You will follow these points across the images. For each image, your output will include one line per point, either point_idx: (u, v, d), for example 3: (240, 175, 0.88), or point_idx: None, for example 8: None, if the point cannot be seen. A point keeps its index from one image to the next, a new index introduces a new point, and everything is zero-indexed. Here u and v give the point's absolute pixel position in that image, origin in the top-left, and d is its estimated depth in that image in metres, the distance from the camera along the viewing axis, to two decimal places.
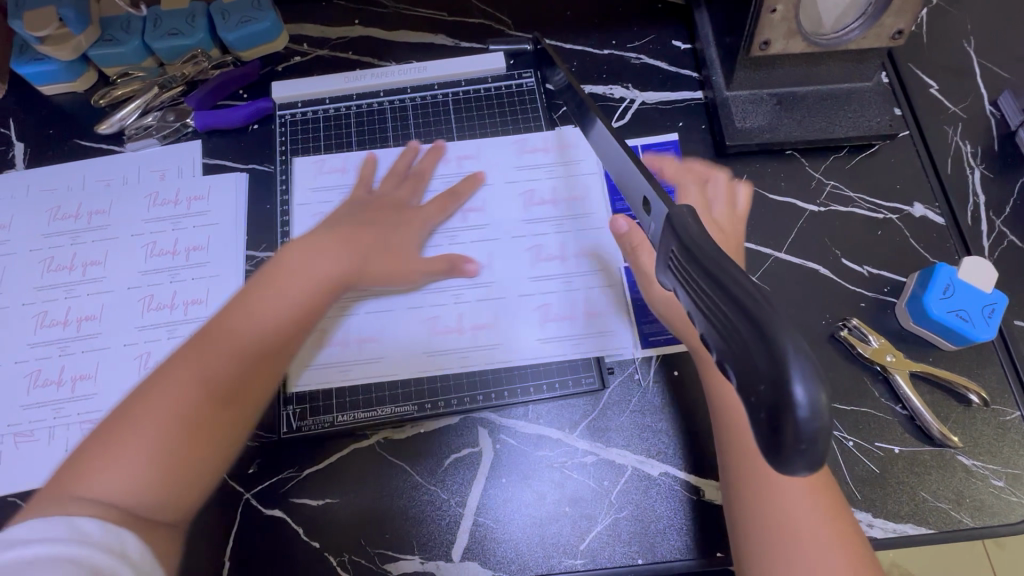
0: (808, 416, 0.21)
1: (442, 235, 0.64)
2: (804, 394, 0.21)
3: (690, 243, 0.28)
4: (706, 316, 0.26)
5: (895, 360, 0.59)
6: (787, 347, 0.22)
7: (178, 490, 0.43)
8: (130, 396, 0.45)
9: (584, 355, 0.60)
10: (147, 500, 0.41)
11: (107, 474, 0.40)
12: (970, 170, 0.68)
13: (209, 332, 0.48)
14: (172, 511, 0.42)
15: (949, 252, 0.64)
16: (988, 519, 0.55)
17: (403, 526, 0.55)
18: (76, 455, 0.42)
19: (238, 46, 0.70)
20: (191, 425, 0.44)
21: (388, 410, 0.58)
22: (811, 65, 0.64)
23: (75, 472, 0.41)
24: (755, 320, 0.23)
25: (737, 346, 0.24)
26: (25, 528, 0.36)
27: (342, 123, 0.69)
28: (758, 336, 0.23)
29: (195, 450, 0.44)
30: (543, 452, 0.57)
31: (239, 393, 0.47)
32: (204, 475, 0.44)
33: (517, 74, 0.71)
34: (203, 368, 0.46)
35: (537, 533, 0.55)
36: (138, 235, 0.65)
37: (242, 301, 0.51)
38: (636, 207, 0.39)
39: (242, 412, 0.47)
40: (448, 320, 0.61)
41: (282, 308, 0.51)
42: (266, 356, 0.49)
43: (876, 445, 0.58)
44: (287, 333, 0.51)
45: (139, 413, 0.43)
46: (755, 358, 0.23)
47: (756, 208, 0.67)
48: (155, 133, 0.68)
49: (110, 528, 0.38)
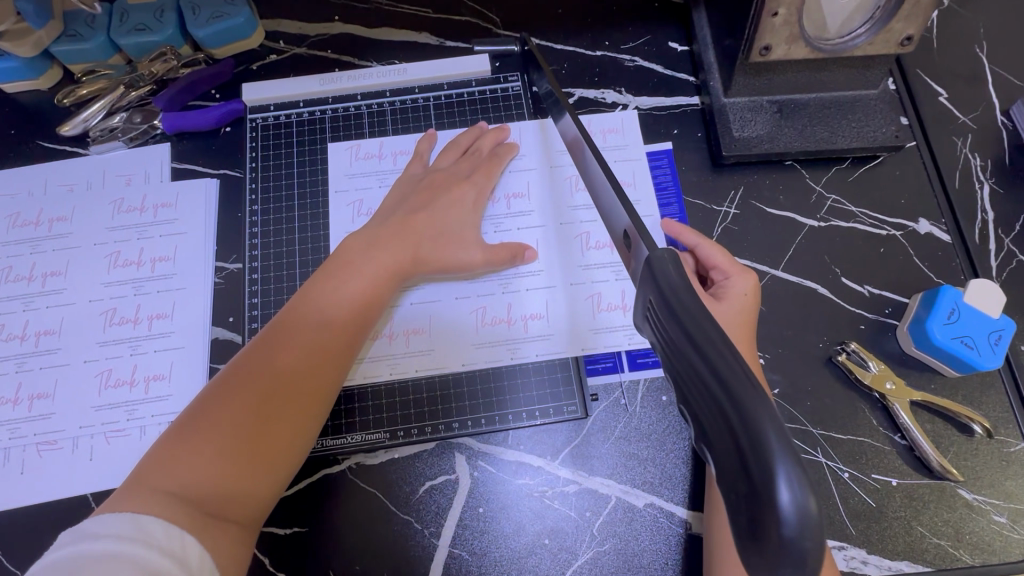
0: (794, 523, 0.20)
1: (486, 222, 0.61)
2: (789, 498, 0.20)
3: (669, 295, 0.26)
4: (686, 382, 0.25)
5: (894, 388, 0.56)
6: (769, 439, 0.20)
7: (243, 488, 0.44)
8: (204, 391, 0.47)
9: (637, 346, 0.58)
10: (206, 495, 0.42)
11: (178, 469, 0.43)
12: (979, 184, 0.64)
13: (278, 329, 0.50)
14: (240, 511, 0.44)
15: (954, 272, 0.61)
16: (989, 557, 0.53)
17: (373, 557, 0.53)
18: (152, 449, 0.45)
19: (210, 43, 0.67)
20: (257, 424, 0.45)
21: (358, 437, 0.56)
22: (814, 71, 0.60)
23: (151, 471, 0.43)
24: (734, 404, 0.21)
25: (717, 428, 0.22)
26: (101, 521, 0.38)
27: (317, 128, 0.66)
28: (737, 421, 0.21)
29: (260, 446, 0.45)
30: (523, 480, 0.54)
31: (304, 389, 0.48)
32: (271, 472, 0.46)
33: (503, 78, 0.67)
34: (271, 364, 0.48)
35: (515, 566, 0.52)
36: (102, 244, 0.62)
37: (308, 297, 0.52)
38: (618, 241, 0.39)
39: (303, 411, 0.48)
40: (497, 310, 0.59)
41: (343, 303, 0.52)
42: (331, 351, 0.50)
43: (872, 476, 0.55)
44: (343, 332, 0.51)
45: (211, 408, 0.45)
46: (737, 445, 0.21)
47: (753, 222, 0.63)
48: (121, 136, 0.65)
49: (174, 532, 0.39)
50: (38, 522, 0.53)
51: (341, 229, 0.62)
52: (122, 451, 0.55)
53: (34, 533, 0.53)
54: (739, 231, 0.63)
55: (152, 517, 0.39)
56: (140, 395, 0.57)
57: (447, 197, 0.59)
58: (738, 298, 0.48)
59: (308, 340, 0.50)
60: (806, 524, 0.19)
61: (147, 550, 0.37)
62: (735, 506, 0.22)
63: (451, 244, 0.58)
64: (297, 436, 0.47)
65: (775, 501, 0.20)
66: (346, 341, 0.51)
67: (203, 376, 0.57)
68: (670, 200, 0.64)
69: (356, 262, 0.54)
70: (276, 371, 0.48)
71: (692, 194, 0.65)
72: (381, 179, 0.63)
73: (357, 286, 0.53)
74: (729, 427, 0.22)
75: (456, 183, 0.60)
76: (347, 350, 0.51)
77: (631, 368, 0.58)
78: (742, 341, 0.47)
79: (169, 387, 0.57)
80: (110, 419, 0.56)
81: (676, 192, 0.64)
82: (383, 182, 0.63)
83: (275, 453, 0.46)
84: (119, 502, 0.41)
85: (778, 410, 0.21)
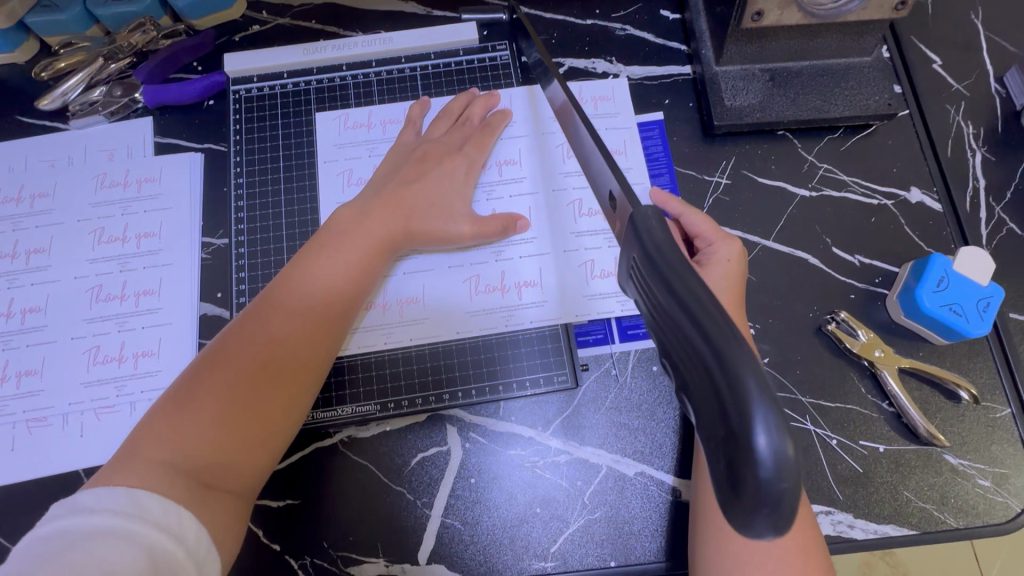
0: (772, 470, 0.19)
1: (476, 190, 0.61)
2: (765, 443, 0.19)
3: (652, 250, 0.26)
4: (669, 341, 0.24)
5: (883, 355, 0.56)
6: (750, 389, 0.20)
7: (239, 458, 0.44)
8: (196, 360, 0.47)
9: (629, 314, 0.58)
10: (203, 465, 0.42)
11: (174, 439, 0.42)
12: (971, 152, 0.64)
13: (268, 301, 0.49)
14: (236, 480, 0.44)
15: (945, 241, 0.61)
16: (972, 519, 0.53)
17: (367, 527, 0.53)
18: (146, 419, 0.44)
19: (190, 13, 0.65)
20: (254, 391, 0.45)
21: (350, 409, 0.55)
22: (807, 38, 0.59)
23: (145, 440, 0.42)
24: (715, 353, 0.21)
25: (694, 380, 0.22)
26: (96, 494, 0.38)
27: (302, 100, 0.64)
28: (719, 369, 0.21)
29: (257, 418, 0.45)
30: (514, 451, 0.55)
31: (300, 360, 0.48)
32: (268, 441, 0.46)
33: (491, 47, 0.66)
34: (266, 335, 0.47)
35: (506, 535, 0.53)
36: (85, 220, 0.61)
37: (301, 268, 0.51)
38: (605, 204, 0.38)
39: (298, 380, 0.48)
40: (491, 278, 0.58)
41: (338, 274, 0.52)
42: (326, 322, 0.50)
43: (860, 443, 0.55)
44: (337, 304, 0.51)
45: (206, 378, 0.45)
46: (717, 394, 0.21)
47: (745, 193, 0.63)
48: (101, 110, 0.63)
49: (170, 508, 0.39)
50: (31, 497, 0.53)
51: (331, 200, 0.61)
52: (113, 427, 0.55)
53: (28, 509, 0.53)
54: (731, 202, 0.63)
55: (148, 491, 0.39)
56: (128, 371, 0.56)
57: (440, 170, 0.58)
58: (722, 264, 0.48)
59: (303, 311, 0.49)
60: (784, 468, 0.19)
61: (144, 527, 0.37)
62: (714, 451, 0.21)
63: (442, 216, 0.57)
64: (294, 407, 0.47)
65: (753, 445, 0.20)
66: (341, 312, 0.51)
67: (192, 352, 0.57)
68: (661, 170, 0.64)
69: (348, 234, 0.53)
70: (272, 342, 0.47)
71: (684, 165, 0.64)
72: (371, 148, 0.62)
73: (350, 255, 0.52)
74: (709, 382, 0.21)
75: (447, 156, 0.59)
76: (341, 320, 0.51)
77: (622, 339, 0.57)
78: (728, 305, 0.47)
79: (157, 363, 0.57)
80: (100, 395, 0.56)
81: (668, 162, 0.64)
82: (372, 152, 0.62)
83: (272, 423, 0.46)
84: (113, 475, 0.40)
85: (759, 362, 0.21)
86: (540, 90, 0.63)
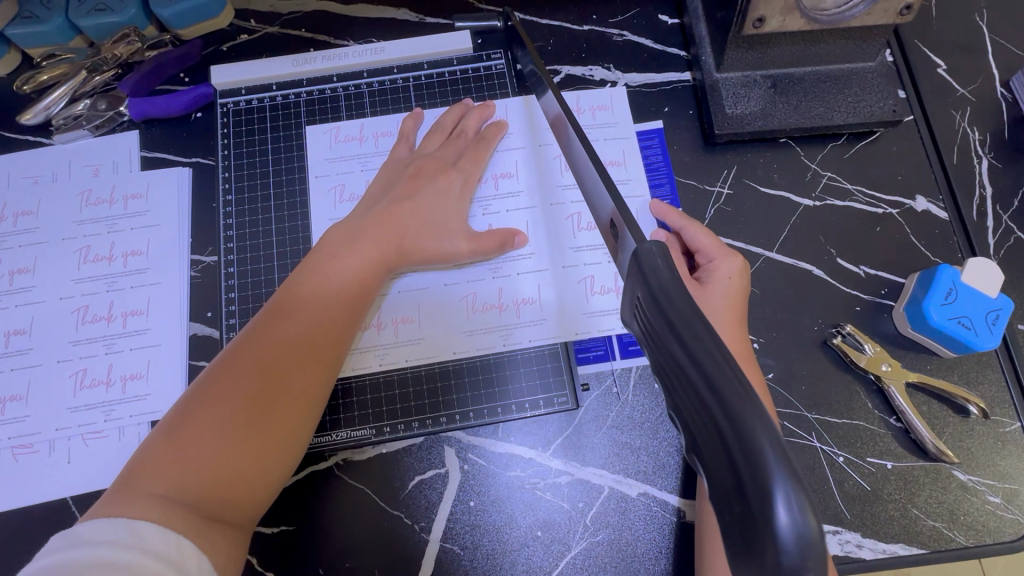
0: (794, 547, 0.18)
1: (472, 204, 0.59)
2: (785, 515, 0.18)
3: (657, 291, 0.24)
4: (674, 387, 0.23)
5: (891, 370, 0.55)
6: (766, 447, 0.19)
7: (238, 489, 0.43)
8: (194, 386, 0.46)
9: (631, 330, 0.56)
10: (204, 497, 0.41)
11: (173, 470, 0.41)
12: (978, 159, 0.62)
13: (263, 325, 0.48)
14: (236, 512, 0.43)
15: (951, 250, 0.60)
16: (982, 537, 0.52)
17: (364, 553, 0.52)
18: (143, 448, 0.43)
19: (176, 23, 0.63)
20: (253, 418, 0.44)
21: (344, 433, 0.54)
22: (810, 43, 0.58)
23: (143, 470, 0.41)
24: (727, 414, 0.20)
25: (704, 431, 0.21)
26: (93, 528, 0.37)
27: (291, 112, 0.63)
28: (731, 432, 0.20)
29: (258, 446, 0.44)
30: (514, 472, 0.53)
31: (297, 384, 0.47)
32: (267, 470, 0.44)
33: (485, 55, 0.64)
34: (262, 359, 0.46)
35: (507, 560, 0.51)
36: (70, 239, 0.59)
37: (296, 289, 0.50)
38: (604, 228, 0.36)
39: (299, 405, 0.46)
40: (488, 295, 0.57)
41: (334, 295, 0.50)
42: (324, 345, 0.49)
43: (867, 460, 0.54)
44: (336, 324, 0.50)
45: (202, 406, 0.44)
46: (731, 458, 0.20)
47: (747, 203, 0.62)
48: (85, 124, 0.61)
49: (171, 539, 0.38)
50: (18, 527, 0.52)
51: (323, 216, 0.59)
52: (102, 454, 0.53)
53: (15, 540, 0.51)
54: (733, 213, 0.61)
55: (146, 523, 0.38)
56: (117, 394, 0.55)
57: (434, 186, 0.57)
58: (723, 283, 0.47)
59: (299, 334, 0.48)
60: (807, 549, 0.18)
61: (143, 557, 0.36)
62: (729, 518, 0.20)
63: (437, 233, 0.55)
64: (295, 433, 0.46)
65: (772, 520, 0.18)
66: (341, 333, 0.50)
67: (182, 374, 0.56)
68: (661, 181, 0.62)
69: (343, 253, 0.52)
70: (268, 368, 0.46)
71: (684, 174, 0.62)
72: (363, 162, 0.61)
73: (345, 275, 0.51)
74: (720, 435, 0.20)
75: (442, 170, 0.57)
76: (339, 342, 0.50)
77: (624, 356, 0.56)
78: (730, 325, 0.45)
79: (146, 386, 0.55)
80: (87, 420, 0.54)
81: (668, 173, 0.62)
82: (365, 165, 0.61)
83: (271, 452, 0.44)
84: (109, 509, 0.39)
85: (773, 418, 0.20)
86: (536, 101, 0.61)
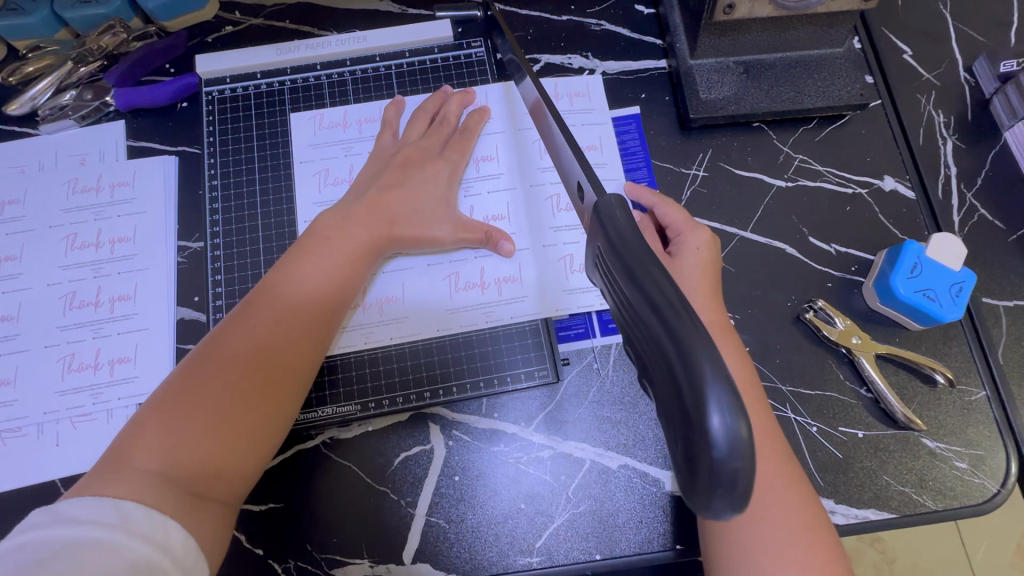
0: (726, 451, 0.20)
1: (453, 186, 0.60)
2: (720, 427, 0.20)
3: (615, 239, 0.26)
4: (636, 331, 0.25)
5: (861, 342, 0.57)
6: (707, 374, 0.21)
7: (227, 466, 0.44)
8: (181, 367, 0.46)
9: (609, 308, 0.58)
10: (195, 475, 0.42)
11: (163, 448, 0.42)
12: (942, 141, 0.65)
13: (252, 307, 0.49)
14: (226, 489, 0.44)
15: (918, 227, 0.62)
16: (950, 501, 0.54)
17: (351, 528, 0.53)
18: (131, 427, 0.44)
19: (161, 14, 0.64)
20: (243, 398, 0.45)
21: (329, 410, 0.55)
22: (779, 30, 0.60)
23: (131, 449, 0.42)
24: (680, 349, 0.21)
25: (660, 367, 0.23)
26: (80, 505, 0.38)
27: (276, 99, 0.64)
28: (676, 355, 0.22)
29: (247, 425, 0.45)
30: (498, 447, 0.55)
31: (286, 365, 0.48)
32: (256, 447, 0.45)
33: (466, 43, 0.66)
34: (253, 341, 0.47)
35: (491, 532, 0.53)
36: (57, 226, 0.60)
37: (286, 272, 0.51)
38: (574, 195, 0.38)
39: (287, 386, 0.47)
40: (470, 275, 0.58)
41: (323, 278, 0.51)
42: (313, 327, 0.50)
43: (839, 429, 0.56)
44: (322, 307, 0.51)
45: (191, 384, 0.45)
46: (675, 380, 0.22)
47: (722, 185, 0.63)
48: (71, 114, 0.62)
49: (157, 519, 0.38)
50: (7, 510, 0.52)
51: (309, 200, 0.60)
52: (90, 436, 0.54)
53: (6, 522, 0.52)
54: (708, 194, 0.63)
55: (133, 503, 0.39)
56: (105, 377, 0.56)
57: (422, 174, 0.58)
58: (692, 254, 0.48)
59: (289, 317, 0.49)
60: (738, 450, 0.20)
61: (129, 539, 0.36)
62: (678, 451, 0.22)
63: (423, 217, 0.56)
64: (283, 412, 0.47)
65: (708, 426, 0.20)
66: (328, 315, 0.51)
67: (169, 357, 0.56)
68: (639, 165, 0.64)
69: (330, 237, 0.53)
70: (257, 349, 0.47)
71: (661, 158, 0.64)
72: (347, 148, 0.62)
73: (332, 257, 0.52)
74: (671, 370, 0.22)
75: (429, 159, 0.59)
76: (328, 325, 0.51)
77: (603, 333, 0.58)
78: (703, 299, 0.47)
79: (134, 369, 0.56)
80: (76, 403, 0.55)
81: (646, 156, 0.64)
82: (349, 151, 0.62)
83: (259, 431, 0.45)
84: (98, 484, 0.40)
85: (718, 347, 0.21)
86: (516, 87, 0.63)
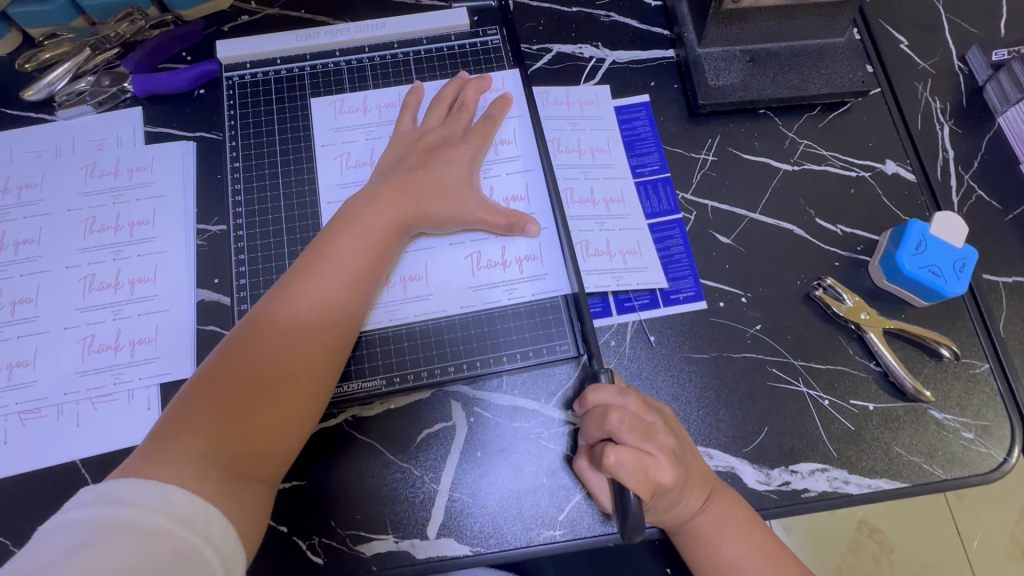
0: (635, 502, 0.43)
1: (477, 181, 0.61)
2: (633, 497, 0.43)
3: None
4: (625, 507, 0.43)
5: (869, 317, 0.59)
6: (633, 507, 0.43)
7: (270, 444, 0.45)
8: (219, 350, 0.47)
9: (625, 288, 0.59)
10: (235, 455, 0.43)
11: (205, 429, 0.42)
12: (940, 126, 0.67)
13: (288, 290, 0.49)
14: (264, 469, 0.44)
15: (920, 209, 0.64)
16: (960, 470, 0.56)
17: (375, 505, 0.53)
18: (172, 408, 0.44)
19: (179, 3, 0.65)
20: (282, 379, 0.46)
21: (355, 386, 0.55)
22: (784, 20, 0.62)
23: (172, 429, 0.42)
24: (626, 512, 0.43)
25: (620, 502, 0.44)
26: (124, 486, 0.38)
27: (297, 84, 0.65)
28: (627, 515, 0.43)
29: (286, 406, 0.46)
30: (519, 423, 0.56)
31: (323, 346, 0.48)
32: (297, 426, 0.46)
33: (481, 32, 0.68)
34: (291, 324, 0.48)
35: (514, 506, 0.53)
36: (75, 210, 0.60)
37: (319, 254, 0.51)
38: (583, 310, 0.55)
39: (323, 366, 0.48)
40: (492, 253, 0.59)
41: (354, 260, 0.51)
42: (348, 310, 0.50)
43: (851, 402, 0.58)
44: (354, 290, 0.51)
45: (233, 367, 0.45)
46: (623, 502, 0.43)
47: (731, 169, 0.65)
48: (89, 100, 0.63)
49: (199, 505, 0.39)
50: (28, 492, 0.52)
51: (331, 182, 0.61)
52: (112, 417, 0.54)
53: (27, 504, 0.52)
54: (717, 177, 0.65)
55: (177, 487, 0.39)
56: (125, 358, 0.56)
57: (444, 156, 0.59)
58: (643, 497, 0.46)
59: (323, 299, 0.49)
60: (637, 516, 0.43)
61: (174, 523, 0.37)
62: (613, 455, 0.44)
63: (450, 198, 0.57)
64: (319, 392, 0.48)
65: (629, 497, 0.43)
66: (359, 298, 0.51)
67: (190, 337, 0.57)
68: (650, 152, 0.65)
69: (361, 217, 0.53)
70: (294, 332, 0.47)
71: (671, 143, 0.66)
72: (367, 132, 0.63)
73: (362, 239, 0.52)
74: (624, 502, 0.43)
75: (452, 144, 0.60)
76: (361, 307, 0.52)
77: (620, 311, 0.60)
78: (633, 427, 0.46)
79: (155, 350, 0.56)
80: (96, 384, 0.55)
81: (656, 145, 0.66)
82: (369, 135, 0.63)
83: (298, 411, 0.46)
84: (142, 466, 0.40)
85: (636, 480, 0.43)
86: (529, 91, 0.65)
